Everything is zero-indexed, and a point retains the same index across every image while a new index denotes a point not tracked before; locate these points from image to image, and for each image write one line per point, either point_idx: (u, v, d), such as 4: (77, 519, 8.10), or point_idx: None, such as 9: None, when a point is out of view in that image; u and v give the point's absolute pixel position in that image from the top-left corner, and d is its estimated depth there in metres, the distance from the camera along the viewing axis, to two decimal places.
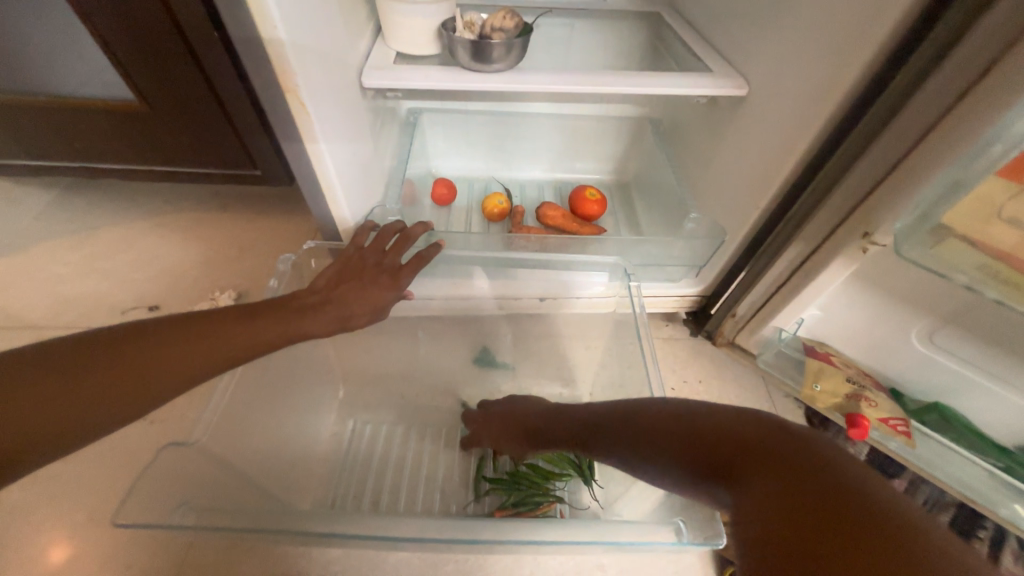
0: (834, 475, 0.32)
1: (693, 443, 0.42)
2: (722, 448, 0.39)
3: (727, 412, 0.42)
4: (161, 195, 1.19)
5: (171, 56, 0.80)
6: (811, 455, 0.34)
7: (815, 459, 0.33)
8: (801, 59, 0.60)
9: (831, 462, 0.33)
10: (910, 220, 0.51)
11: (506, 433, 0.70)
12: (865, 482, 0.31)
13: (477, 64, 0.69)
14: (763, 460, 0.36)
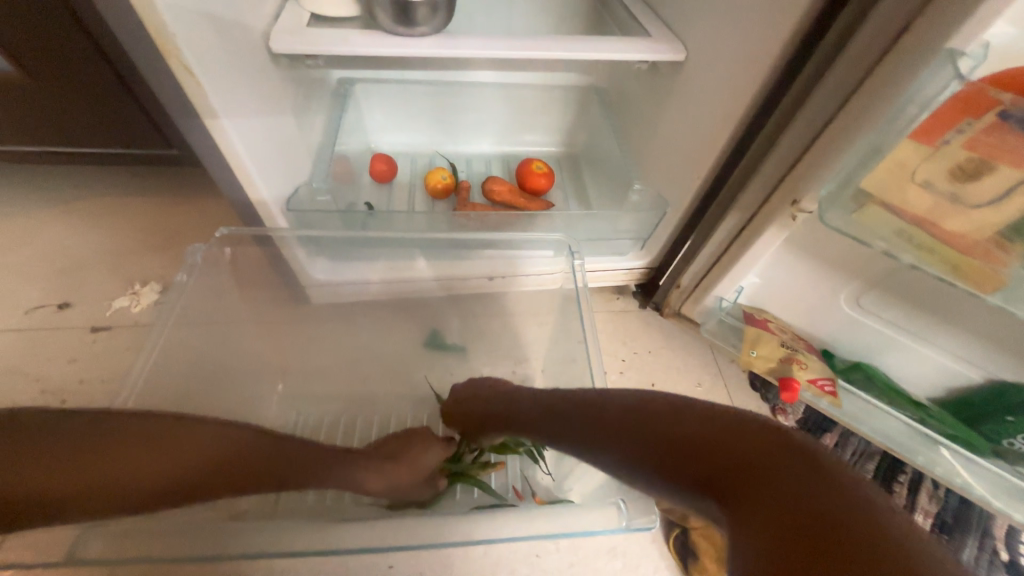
0: (843, 496, 0.29)
1: (670, 453, 0.37)
2: (712, 462, 0.35)
3: (724, 415, 0.37)
4: (67, 179, 1.07)
5: (45, 17, 0.69)
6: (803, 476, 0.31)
7: (801, 479, 0.31)
8: (734, 22, 0.58)
9: (840, 481, 0.30)
10: (832, 187, 0.50)
11: (480, 405, 0.62)
12: (874, 521, 0.28)
13: (400, 27, 0.64)
14: (758, 486, 0.32)
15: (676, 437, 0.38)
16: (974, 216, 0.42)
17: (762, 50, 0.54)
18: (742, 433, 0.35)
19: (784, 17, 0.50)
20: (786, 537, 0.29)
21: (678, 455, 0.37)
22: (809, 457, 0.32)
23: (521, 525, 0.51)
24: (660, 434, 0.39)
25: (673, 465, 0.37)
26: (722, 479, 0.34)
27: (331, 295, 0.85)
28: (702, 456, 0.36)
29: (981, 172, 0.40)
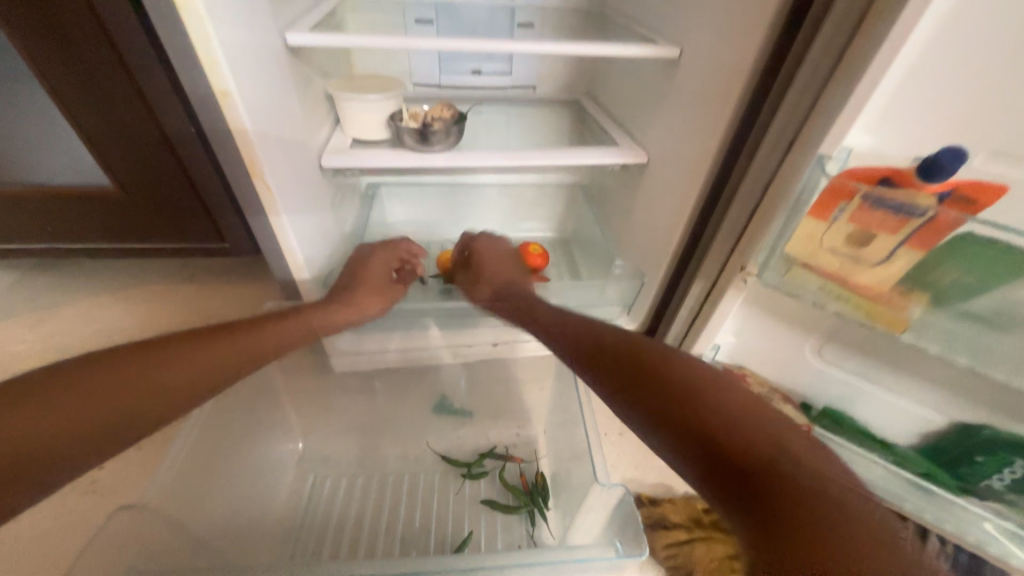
0: (801, 470, 0.40)
1: (658, 407, 0.49)
2: (695, 419, 0.46)
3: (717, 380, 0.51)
4: (126, 270, 1.23)
5: (148, 145, 0.90)
6: (764, 440, 0.43)
7: (772, 446, 0.42)
8: (680, 135, 0.75)
9: (801, 462, 0.41)
10: (764, 254, 0.62)
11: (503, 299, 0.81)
12: (827, 488, 0.39)
13: (422, 146, 0.82)
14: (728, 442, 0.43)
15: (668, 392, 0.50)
16: (873, 271, 0.54)
17: (700, 156, 0.70)
18: (719, 397, 0.48)
19: (713, 133, 0.67)
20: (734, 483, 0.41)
21: (642, 373, 0.54)
22: (784, 437, 0.44)
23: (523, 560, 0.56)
24: (620, 366, 0.56)
25: (651, 398, 0.50)
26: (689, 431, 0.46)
27: (349, 364, 0.92)
28: (667, 397, 0.49)
29: (868, 238, 0.52)
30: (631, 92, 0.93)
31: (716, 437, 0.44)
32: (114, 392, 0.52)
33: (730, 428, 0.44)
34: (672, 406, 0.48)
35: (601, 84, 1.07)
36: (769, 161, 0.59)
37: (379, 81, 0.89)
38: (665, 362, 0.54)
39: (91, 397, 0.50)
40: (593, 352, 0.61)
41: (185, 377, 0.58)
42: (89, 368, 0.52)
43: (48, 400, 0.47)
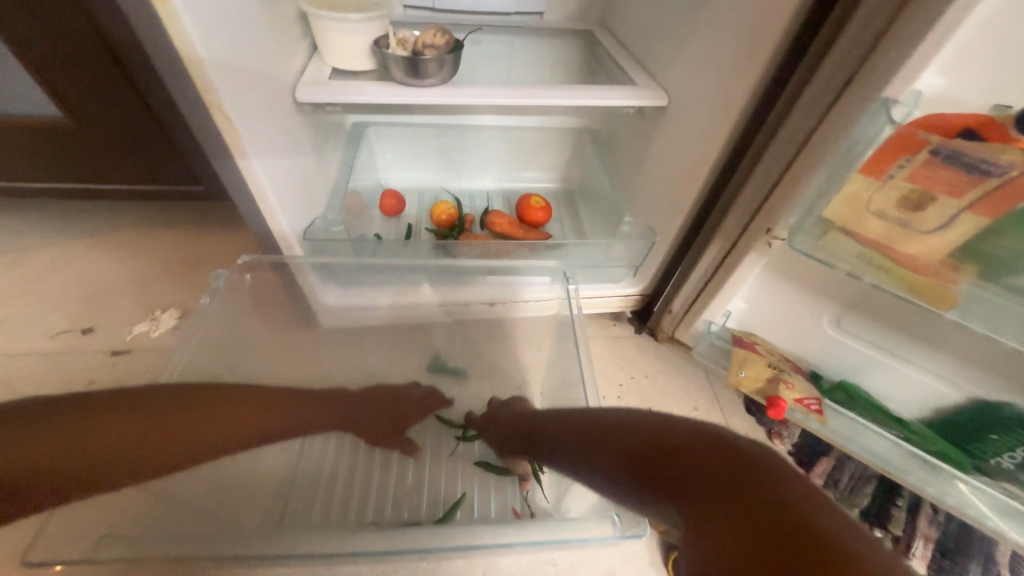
0: (767, 476, 0.31)
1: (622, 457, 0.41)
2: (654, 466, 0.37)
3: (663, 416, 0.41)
4: (98, 214, 1.15)
5: (97, 71, 0.78)
6: (706, 461, 0.34)
7: (723, 472, 0.32)
8: (709, 72, 0.65)
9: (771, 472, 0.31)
10: (798, 217, 0.55)
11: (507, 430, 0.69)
12: (797, 497, 0.29)
13: (411, 78, 0.72)
14: (686, 469, 0.35)
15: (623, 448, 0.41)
16: (925, 239, 0.47)
17: (732, 97, 0.61)
18: (678, 433, 0.38)
19: (750, 69, 0.57)
20: (718, 518, 0.30)
21: (630, 449, 0.40)
22: (733, 446, 0.34)
23: (515, 535, 0.55)
24: (588, 436, 0.47)
25: (597, 440, 0.46)
26: (652, 474, 0.37)
27: (340, 320, 0.91)
28: (632, 454, 0.40)
29: (925, 201, 0.45)
30: (653, 20, 0.81)
31: (675, 471, 0.35)
32: (150, 424, 0.52)
33: (688, 453, 0.36)
34: (638, 462, 0.39)
35: (617, 12, 0.94)
36: (816, 104, 0.51)
37: None
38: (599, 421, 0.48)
39: (148, 423, 0.52)
40: (569, 427, 0.53)
41: (192, 434, 0.56)
42: (145, 407, 0.53)
43: (93, 431, 0.48)
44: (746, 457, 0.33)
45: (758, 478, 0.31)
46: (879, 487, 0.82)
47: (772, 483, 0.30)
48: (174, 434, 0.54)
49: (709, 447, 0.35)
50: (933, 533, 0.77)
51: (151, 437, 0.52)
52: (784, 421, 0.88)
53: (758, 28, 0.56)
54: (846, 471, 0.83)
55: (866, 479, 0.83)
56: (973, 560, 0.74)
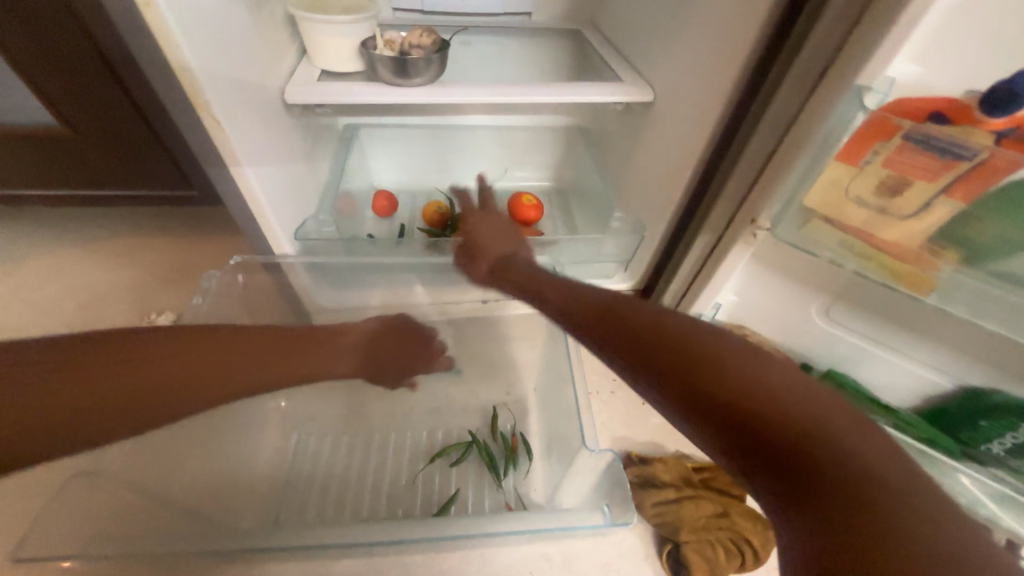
0: (857, 468, 0.30)
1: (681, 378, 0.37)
2: (731, 403, 0.34)
3: (737, 346, 0.37)
4: (95, 220, 1.16)
5: (91, 79, 0.80)
6: (799, 419, 0.32)
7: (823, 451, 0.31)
8: (692, 68, 0.66)
9: (867, 464, 0.30)
10: (781, 206, 0.56)
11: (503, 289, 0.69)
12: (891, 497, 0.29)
13: (400, 79, 0.73)
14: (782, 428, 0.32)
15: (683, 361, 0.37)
16: (903, 224, 0.48)
17: (715, 92, 0.62)
18: (752, 370, 0.35)
19: (732, 64, 0.58)
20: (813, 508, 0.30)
21: (688, 360, 0.37)
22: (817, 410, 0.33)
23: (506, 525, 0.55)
24: (633, 332, 0.42)
25: (638, 345, 0.40)
26: (720, 415, 0.34)
27: (330, 322, 0.90)
28: (698, 366, 0.36)
29: (901, 186, 0.46)
30: (639, 18, 0.81)
31: (757, 424, 0.33)
32: (94, 393, 0.42)
33: (777, 407, 0.33)
34: (706, 382, 0.35)
35: (605, 11, 0.95)
36: (795, 97, 0.51)
37: (348, 0, 0.77)
38: (749, 368, 0.35)
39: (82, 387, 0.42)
40: (593, 316, 0.47)
41: (217, 369, 0.50)
42: (83, 363, 0.43)
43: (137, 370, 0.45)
44: (845, 437, 0.31)
45: (874, 482, 0.30)
46: None
47: (891, 499, 0.29)
48: (179, 363, 0.48)
49: (811, 410, 0.32)
50: None
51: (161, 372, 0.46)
52: None
53: (738, 24, 0.56)
54: None
55: None
56: None
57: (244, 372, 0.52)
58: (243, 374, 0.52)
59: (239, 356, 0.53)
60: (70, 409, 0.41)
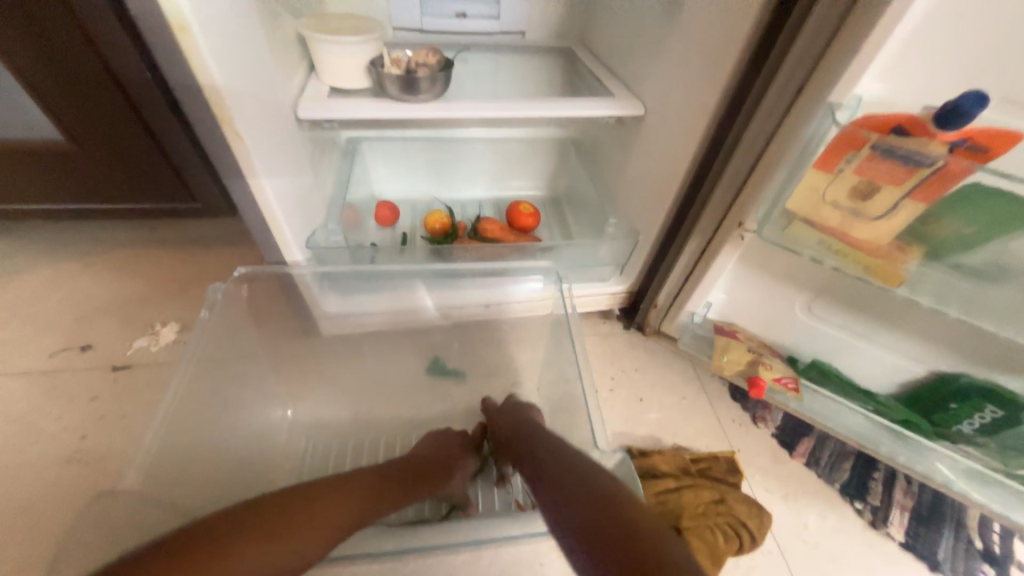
0: None
1: (580, 510, 0.47)
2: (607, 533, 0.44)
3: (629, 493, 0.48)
4: (92, 234, 1.16)
5: (101, 96, 0.82)
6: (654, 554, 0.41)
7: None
8: (679, 84, 0.72)
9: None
10: (766, 209, 0.61)
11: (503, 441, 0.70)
12: None
13: (406, 95, 0.76)
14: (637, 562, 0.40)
15: (582, 497, 0.49)
16: (874, 225, 0.53)
17: (701, 106, 0.67)
18: (633, 514, 0.45)
19: (715, 81, 0.64)
20: None
21: (586, 498, 0.48)
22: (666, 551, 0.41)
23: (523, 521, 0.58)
24: (557, 470, 0.54)
25: (558, 484, 0.52)
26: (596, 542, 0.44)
27: (336, 327, 0.91)
28: (594, 502, 0.47)
29: (872, 191, 0.51)
30: (628, 37, 0.87)
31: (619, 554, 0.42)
32: None
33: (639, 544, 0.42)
34: (597, 514, 0.46)
35: (595, 30, 1.01)
36: (774, 110, 0.57)
37: (355, 21, 0.81)
38: (567, 466, 0.54)
39: None
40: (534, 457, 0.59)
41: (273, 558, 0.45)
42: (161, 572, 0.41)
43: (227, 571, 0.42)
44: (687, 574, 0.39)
45: None
46: (858, 462, 0.87)
47: None
48: None
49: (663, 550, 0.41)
50: (908, 503, 0.83)
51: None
52: (767, 406, 0.94)
53: (720, 44, 0.62)
54: (825, 449, 0.89)
55: (844, 457, 0.88)
56: (946, 525, 0.80)
57: (325, 539, 0.49)
58: (324, 537, 0.49)
59: (321, 512, 0.50)
60: None
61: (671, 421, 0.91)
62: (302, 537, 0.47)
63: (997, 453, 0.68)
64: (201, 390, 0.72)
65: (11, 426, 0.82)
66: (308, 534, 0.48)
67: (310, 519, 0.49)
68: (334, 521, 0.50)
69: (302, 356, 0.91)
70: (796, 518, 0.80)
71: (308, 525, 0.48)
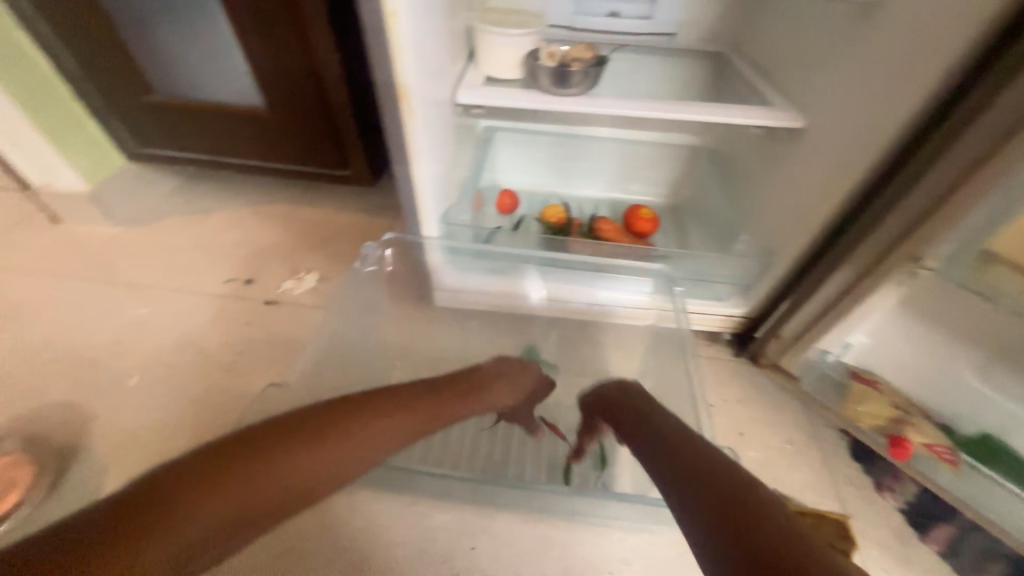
0: None
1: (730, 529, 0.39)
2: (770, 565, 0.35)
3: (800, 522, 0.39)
4: (261, 188, 1.37)
5: (297, 71, 0.96)
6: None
7: None
8: (856, 97, 0.65)
9: None
10: (953, 247, 0.56)
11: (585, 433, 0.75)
12: None
13: (556, 88, 0.79)
14: None
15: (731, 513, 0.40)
16: None
17: (883, 124, 0.60)
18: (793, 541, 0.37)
19: (909, 96, 0.57)
20: None
21: (720, 511, 0.41)
22: None
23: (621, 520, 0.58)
24: (692, 462, 0.47)
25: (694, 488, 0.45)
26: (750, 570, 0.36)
27: (450, 301, 0.98)
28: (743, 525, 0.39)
29: None
30: (796, 44, 0.80)
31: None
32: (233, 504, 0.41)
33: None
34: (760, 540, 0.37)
35: (754, 36, 0.94)
36: (989, 134, 0.49)
37: (515, 16, 0.86)
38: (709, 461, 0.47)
39: (253, 492, 0.42)
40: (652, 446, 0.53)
41: (362, 442, 0.49)
42: (225, 465, 0.42)
43: (270, 474, 0.44)
44: None
45: None
46: (1014, 567, 0.73)
47: None
48: (262, 468, 0.43)
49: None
50: None
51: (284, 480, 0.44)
52: (896, 475, 0.81)
53: (924, 56, 0.55)
54: (969, 543, 0.74)
55: (994, 557, 0.73)
56: None
57: (363, 456, 0.49)
58: (376, 444, 0.51)
59: (376, 417, 0.52)
60: (239, 511, 0.41)
61: (774, 464, 0.83)
62: (347, 444, 0.48)
63: None
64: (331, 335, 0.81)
65: (191, 333, 1.01)
66: (339, 444, 0.48)
67: (344, 432, 0.49)
68: (372, 448, 0.50)
69: (412, 321, 0.98)
70: None
71: (338, 438, 0.48)
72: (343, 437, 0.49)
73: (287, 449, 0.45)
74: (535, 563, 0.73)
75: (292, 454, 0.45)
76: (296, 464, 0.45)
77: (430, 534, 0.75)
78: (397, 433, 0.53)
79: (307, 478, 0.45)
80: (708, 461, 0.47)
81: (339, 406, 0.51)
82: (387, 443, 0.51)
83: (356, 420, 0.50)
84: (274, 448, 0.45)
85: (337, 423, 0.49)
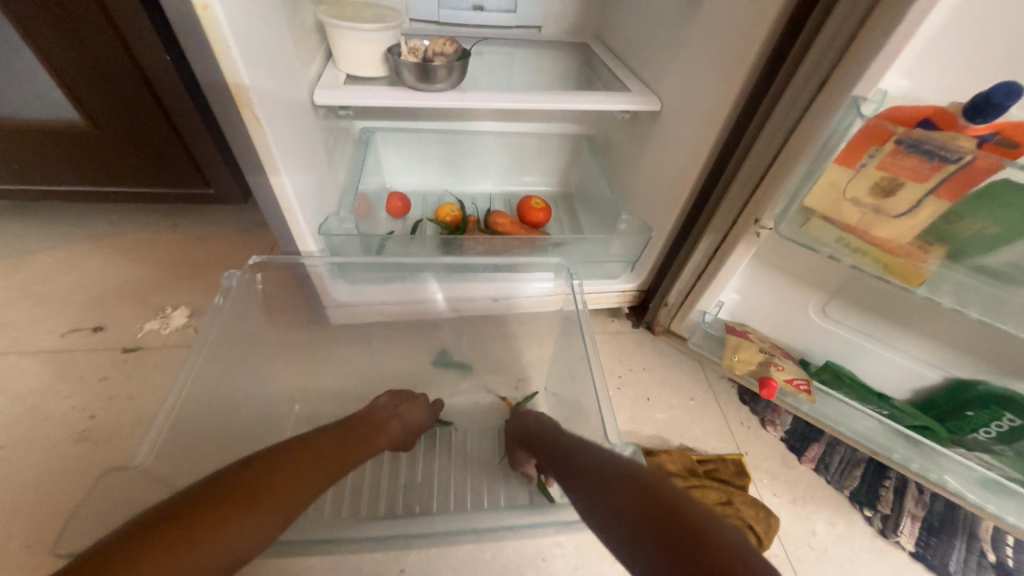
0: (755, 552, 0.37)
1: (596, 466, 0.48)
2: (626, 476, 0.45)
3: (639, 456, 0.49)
4: (106, 218, 1.17)
5: (121, 78, 0.82)
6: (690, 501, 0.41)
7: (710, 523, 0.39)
8: (695, 79, 0.71)
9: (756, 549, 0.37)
10: (783, 205, 0.60)
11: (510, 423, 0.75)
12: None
13: (423, 84, 0.77)
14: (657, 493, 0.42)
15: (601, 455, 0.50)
16: (896, 223, 0.53)
17: (717, 103, 0.67)
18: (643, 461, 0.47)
19: (733, 77, 0.63)
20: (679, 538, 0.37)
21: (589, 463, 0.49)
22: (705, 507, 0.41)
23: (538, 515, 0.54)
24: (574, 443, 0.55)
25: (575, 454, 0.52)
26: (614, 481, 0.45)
27: (346, 318, 0.92)
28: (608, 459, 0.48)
29: (894, 187, 0.51)
30: (646, 32, 0.86)
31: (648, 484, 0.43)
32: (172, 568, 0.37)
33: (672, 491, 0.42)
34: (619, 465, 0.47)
35: (612, 27, 1.00)
36: (794, 106, 0.57)
37: (373, 11, 0.82)
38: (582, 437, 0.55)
39: (192, 538, 0.38)
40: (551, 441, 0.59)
41: (306, 475, 0.49)
42: (162, 521, 0.39)
43: (200, 550, 0.38)
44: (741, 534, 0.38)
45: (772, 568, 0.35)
46: (869, 467, 0.86)
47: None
48: (208, 526, 0.40)
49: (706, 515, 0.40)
50: (920, 513, 0.81)
51: (229, 524, 0.41)
52: (777, 410, 0.92)
53: (740, 40, 0.62)
54: (835, 455, 0.87)
55: (855, 463, 0.86)
56: (958, 536, 0.79)
57: (304, 492, 0.48)
58: (303, 493, 0.47)
59: (306, 467, 0.50)
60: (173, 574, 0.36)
61: (678, 421, 0.90)
62: (285, 490, 0.46)
63: (1016, 462, 0.65)
64: (212, 375, 0.73)
65: (23, 402, 0.83)
66: (290, 476, 0.47)
67: (269, 489, 0.45)
68: (297, 501, 0.46)
69: (312, 344, 0.91)
70: (804, 524, 0.79)
71: (269, 497, 0.44)
72: (271, 493, 0.45)
73: (229, 489, 0.43)
74: (467, 571, 0.71)
75: (225, 518, 0.41)
76: (240, 525, 0.41)
77: (352, 571, 0.69)
78: (333, 471, 0.52)
79: (231, 548, 0.40)
80: (582, 438, 0.55)
81: (264, 459, 0.48)
82: (309, 494, 0.48)
83: (281, 474, 0.47)
84: (197, 520, 0.40)
85: (266, 476, 0.46)
